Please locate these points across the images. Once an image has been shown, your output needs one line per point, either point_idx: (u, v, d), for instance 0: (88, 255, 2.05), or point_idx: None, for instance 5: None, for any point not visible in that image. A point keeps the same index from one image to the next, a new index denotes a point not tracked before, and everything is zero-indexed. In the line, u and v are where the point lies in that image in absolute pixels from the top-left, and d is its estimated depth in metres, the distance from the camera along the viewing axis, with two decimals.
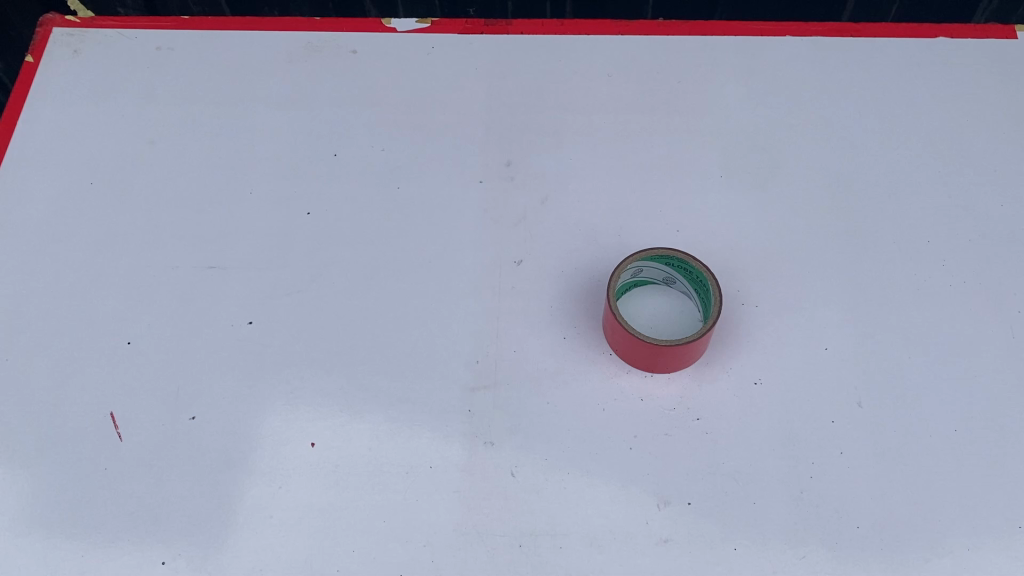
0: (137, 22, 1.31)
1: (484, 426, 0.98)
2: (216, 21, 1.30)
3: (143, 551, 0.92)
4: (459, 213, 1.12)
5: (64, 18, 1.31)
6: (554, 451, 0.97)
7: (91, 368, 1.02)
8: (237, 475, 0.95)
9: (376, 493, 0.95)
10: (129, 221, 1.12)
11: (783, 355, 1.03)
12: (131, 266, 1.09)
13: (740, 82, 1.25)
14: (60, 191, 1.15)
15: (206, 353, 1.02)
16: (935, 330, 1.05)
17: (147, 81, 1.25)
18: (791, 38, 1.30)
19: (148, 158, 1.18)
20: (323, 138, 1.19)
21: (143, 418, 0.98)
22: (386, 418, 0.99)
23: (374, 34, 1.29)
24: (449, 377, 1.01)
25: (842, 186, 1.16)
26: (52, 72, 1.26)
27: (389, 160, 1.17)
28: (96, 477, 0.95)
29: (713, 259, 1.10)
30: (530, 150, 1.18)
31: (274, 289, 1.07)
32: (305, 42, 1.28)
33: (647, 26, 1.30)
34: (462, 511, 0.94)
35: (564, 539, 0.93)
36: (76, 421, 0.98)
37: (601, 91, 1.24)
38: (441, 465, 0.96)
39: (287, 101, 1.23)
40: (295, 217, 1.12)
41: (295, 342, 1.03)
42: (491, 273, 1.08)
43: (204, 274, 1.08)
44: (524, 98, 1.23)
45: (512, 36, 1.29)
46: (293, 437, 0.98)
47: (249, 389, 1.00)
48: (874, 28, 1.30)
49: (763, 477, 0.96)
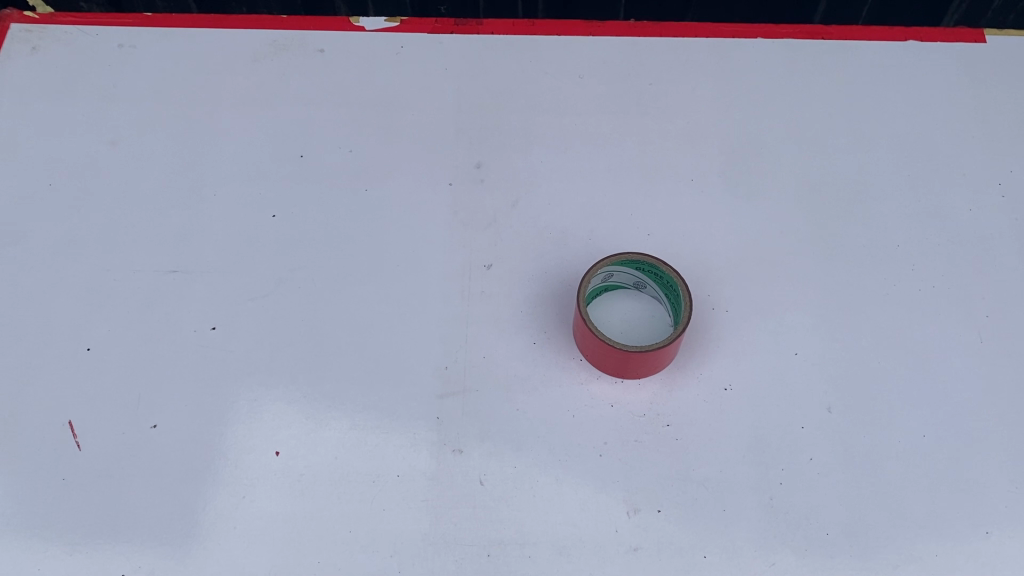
0: (99, 19, 1.28)
1: (452, 433, 0.97)
2: (180, 18, 1.28)
3: (101, 564, 0.90)
4: (429, 216, 1.11)
5: (22, 14, 1.28)
6: (523, 458, 0.96)
7: (50, 375, 0.99)
8: (199, 485, 0.93)
9: (342, 502, 0.93)
10: (90, 223, 1.10)
11: (753, 360, 1.02)
12: (92, 270, 1.06)
13: (711, 84, 1.25)
14: (18, 193, 1.12)
15: (168, 359, 1.00)
16: (904, 335, 1.05)
17: (109, 78, 1.22)
18: (761, 40, 1.30)
19: (110, 159, 1.15)
20: (290, 139, 1.17)
21: (103, 427, 0.96)
22: (353, 425, 0.97)
23: (341, 33, 1.27)
24: (417, 383, 0.99)
25: (813, 190, 1.16)
26: (9, 70, 1.23)
27: (356, 162, 1.15)
28: (53, 488, 0.93)
29: (683, 263, 1.09)
30: (499, 152, 1.17)
31: (238, 293, 1.05)
32: (272, 40, 1.26)
33: (619, 28, 1.29)
34: (430, 520, 0.92)
35: (533, 548, 0.92)
36: (34, 430, 0.96)
37: (572, 92, 1.23)
38: (409, 473, 0.94)
39: (253, 101, 1.20)
40: (261, 220, 1.10)
41: (259, 348, 1.01)
42: (460, 278, 1.06)
43: (167, 278, 1.06)
44: (494, 99, 1.22)
45: (483, 35, 1.28)
46: (257, 445, 0.96)
47: (213, 396, 0.98)
48: (843, 31, 1.31)
49: (733, 484, 0.95)
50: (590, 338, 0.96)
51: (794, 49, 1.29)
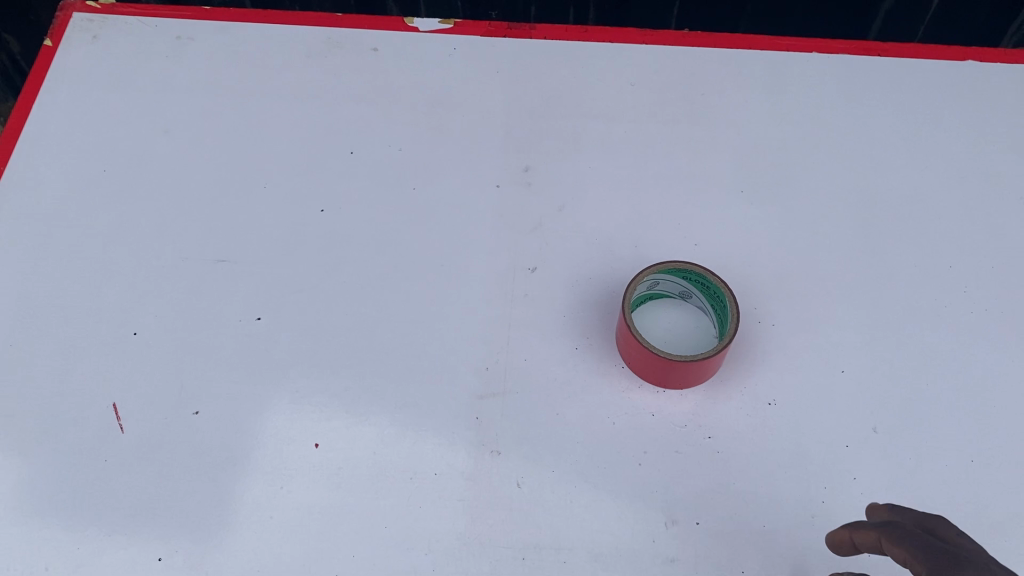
0: (158, 11, 1.30)
1: (491, 434, 0.96)
2: (237, 13, 1.29)
3: (139, 547, 0.90)
4: (475, 217, 1.11)
5: (85, 3, 1.30)
6: (561, 464, 0.95)
7: (97, 358, 1.00)
8: (237, 473, 0.93)
9: (379, 498, 0.93)
10: (142, 210, 1.11)
11: (798, 375, 1.01)
12: (142, 256, 1.07)
13: (763, 97, 1.24)
14: (74, 178, 1.14)
15: (213, 346, 1.01)
16: (954, 357, 1.03)
17: (165, 69, 1.24)
18: (817, 54, 1.28)
19: (163, 148, 1.17)
20: (340, 136, 1.18)
21: (146, 411, 0.97)
22: (392, 422, 0.97)
23: (395, 33, 1.28)
24: (458, 383, 0.99)
25: (863, 207, 1.14)
26: (69, 57, 1.25)
27: (405, 161, 1.16)
28: (95, 469, 0.94)
29: (730, 275, 1.08)
30: (548, 157, 1.16)
31: (284, 286, 1.05)
32: (326, 38, 1.27)
33: (672, 37, 1.28)
34: (466, 520, 0.92)
35: (568, 554, 0.91)
36: (79, 412, 0.97)
37: (623, 99, 1.23)
38: (446, 472, 0.94)
39: (305, 96, 1.21)
40: (309, 214, 1.11)
41: (303, 341, 1.01)
42: (504, 280, 1.06)
43: (215, 267, 1.06)
44: (544, 104, 1.22)
45: (535, 40, 1.27)
46: (297, 437, 0.96)
47: (255, 386, 0.98)
48: (901, 48, 1.29)
49: (774, 500, 0.94)
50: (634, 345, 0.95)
51: (849, 65, 1.27)
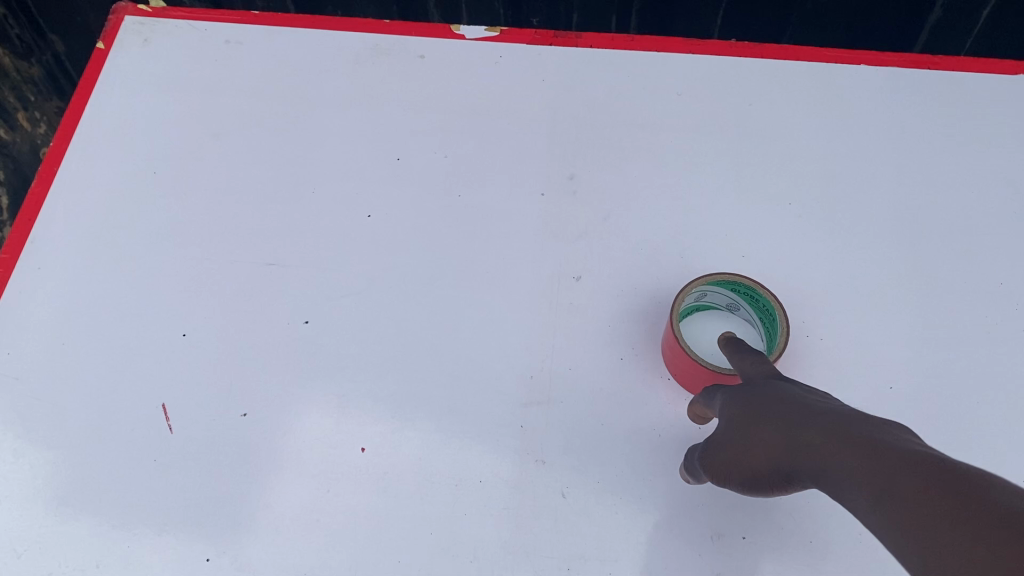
0: (208, 15, 1.31)
1: (536, 443, 0.96)
2: (285, 18, 1.30)
3: (187, 547, 0.90)
4: (521, 226, 1.11)
5: (136, 7, 1.31)
6: (606, 474, 0.95)
7: (147, 358, 1.01)
8: (285, 476, 0.94)
9: (424, 504, 0.93)
10: (192, 213, 1.12)
11: (846, 391, 1.00)
12: (191, 258, 1.08)
13: (811, 109, 1.23)
14: (125, 180, 1.15)
15: (261, 349, 1.01)
16: (1005, 376, 1.01)
17: (214, 72, 1.25)
18: (865, 66, 1.27)
19: (212, 151, 1.18)
20: (387, 142, 1.18)
21: (195, 412, 0.97)
22: (438, 428, 0.97)
23: (441, 40, 1.28)
24: (503, 391, 0.99)
25: (912, 222, 1.13)
26: (121, 60, 1.26)
27: (451, 168, 1.16)
28: (143, 468, 0.94)
29: (776, 288, 1.07)
30: (594, 166, 1.16)
31: (331, 290, 1.06)
32: (373, 45, 1.28)
33: (718, 47, 1.28)
34: (511, 528, 0.91)
35: (613, 566, 0.90)
36: (129, 411, 0.98)
37: (669, 110, 1.22)
38: (491, 480, 0.94)
39: (352, 102, 1.22)
40: (356, 219, 1.11)
41: (349, 345, 1.02)
42: (550, 289, 1.06)
43: (263, 271, 1.07)
44: (590, 112, 1.22)
45: (581, 49, 1.28)
46: (343, 441, 0.96)
47: (302, 389, 0.99)
48: (951, 61, 1.27)
49: (822, 516, 0.93)
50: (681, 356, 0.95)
51: (898, 78, 1.26)
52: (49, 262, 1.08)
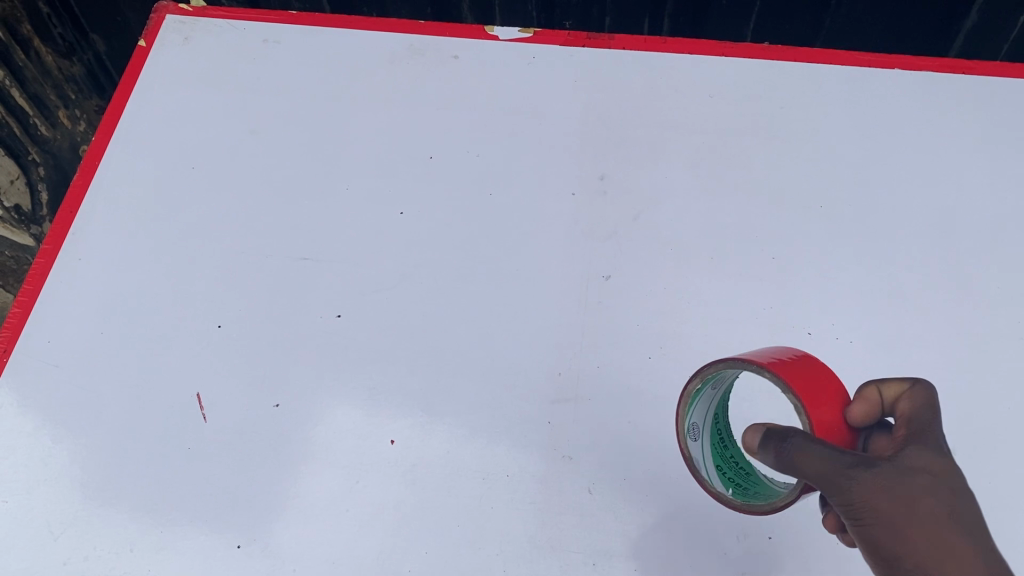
0: (247, 14, 1.33)
1: (564, 440, 0.97)
2: (323, 18, 1.32)
3: (219, 533, 0.92)
4: (551, 225, 1.12)
5: (177, 6, 1.34)
6: (633, 472, 0.95)
7: (182, 348, 1.03)
8: (315, 466, 0.95)
9: (452, 497, 0.94)
10: (228, 207, 1.14)
11: None
12: (227, 252, 1.10)
13: (844, 112, 1.23)
14: (164, 174, 1.18)
15: (293, 342, 1.03)
16: None
17: (253, 71, 1.27)
18: (899, 70, 1.27)
19: (249, 148, 1.20)
20: (420, 141, 1.20)
21: (228, 401, 0.99)
22: (466, 423, 0.98)
23: (476, 41, 1.30)
24: (532, 387, 1.00)
25: (944, 226, 1.13)
26: (162, 57, 1.29)
27: (483, 167, 1.17)
28: (179, 456, 0.96)
29: (807, 289, 1.07)
30: (625, 167, 1.17)
31: (362, 285, 1.07)
32: (409, 45, 1.30)
33: (751, 50, 1.28)
34: (537, 523, 0.92)
35: (638, 562, 0.91)
36: (164, 399, 0.99)
37: (701, 112, 1.23)
38: (519, 475, 0.95)
39: (387, 102, 1.24)
40: (388, 216, 1.13)
41: (380, 340, 1.03)
42: (580, 287, 1.07)
43: (297, 265, 1.09)
44: (622, 113, 1.22)
45: (614, 50, 1.28)
46: (373, 433, 0.97)
47: (333, 382, 1.00)
48: (987, 66, 1.27)
49: None
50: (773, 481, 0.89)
51: (933, 82, 1.26)
52: (90, 255, 1.11)
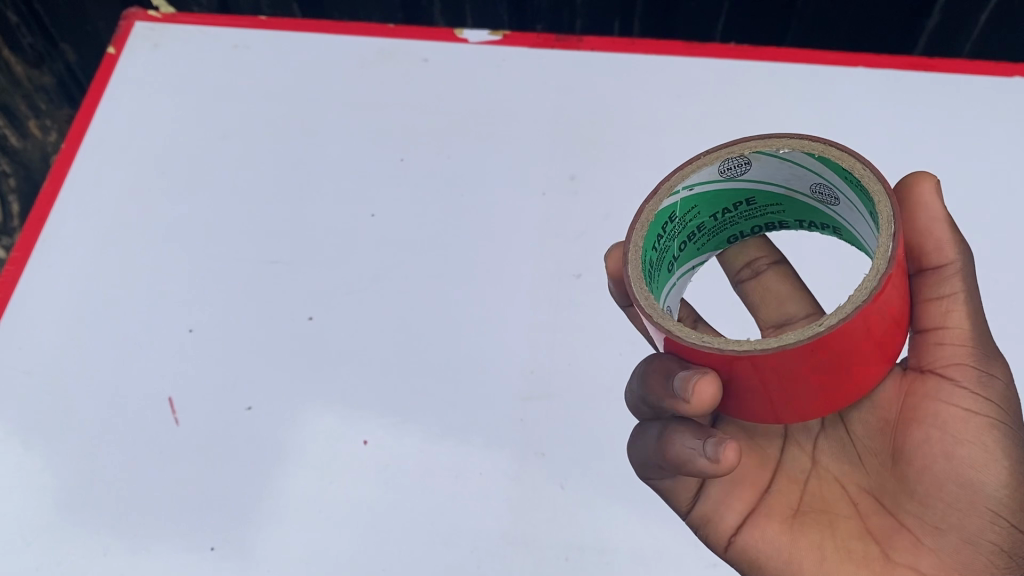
0: (215, 19, 1.33)
1: (536, 437, 0.97)
2: (292, 24, 1.32)
3: (193, 536, 0.93)
4: (521, 225, 1.13)
5: (147, 14, 1.34)
6: (606, 467, 0.96)
7: (154, 353, 1.03)
8: (288, 468, 0.95)
9: (425, 496, 0.94)
10: (200, 213, 1.15)
11: None
12: (199, 256, 1.11)
13: (809, 111, 1.24)
14: (134, 181, 1.18)
15: (265, 345, 1.03)
16: None
17: (222, 76, 1.27)
18: (863, 68, 1.29)
19: (219, 153, 1.20)
20: (391, 144, 1.20)
21: (201, 405, 0.99)
22: (439, 421, 0.98)
23: (444, 45, 1.30)
24: (504, 386, 1.00)
25: None
26: (132, 65, 1.29)
27: (453, 168, 1.18)
28: (151, 461, 0.96)
29: None
30: (594, 167, 1.18)
31: (334, 288, 1.08)
32: (378, 49, 1.30)
33: (717, 51, 1.30)
34: (511, 519, 0.93)
35: (611, 555, 0.91)
36: (136, 404, 1.00)
37: (669, 110, 1.23)
38: (491, 472, 0.96)
39: (357, 105, 1.25)
40: (360, 218, 1.14)
41: (351, 341, 1.03)
42: (549, 287, 1.08)
43: (268, 269, 1.09)
44: (591, 114, 1.23)
45: (582, 52, 1.30)
46: (347, 434, 0.97)
47: (305, 384, 1.00)
48: (947, 63, 1.28)
49: None
50: (759, 371, 0.64)
51: (895, 80, 1.28)
52: (59, 261, 1.10)
